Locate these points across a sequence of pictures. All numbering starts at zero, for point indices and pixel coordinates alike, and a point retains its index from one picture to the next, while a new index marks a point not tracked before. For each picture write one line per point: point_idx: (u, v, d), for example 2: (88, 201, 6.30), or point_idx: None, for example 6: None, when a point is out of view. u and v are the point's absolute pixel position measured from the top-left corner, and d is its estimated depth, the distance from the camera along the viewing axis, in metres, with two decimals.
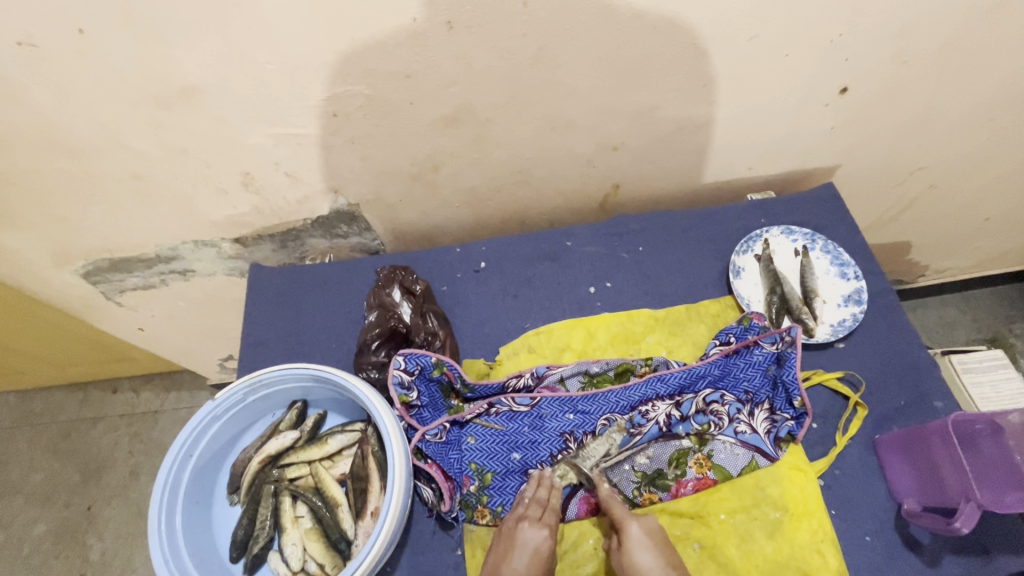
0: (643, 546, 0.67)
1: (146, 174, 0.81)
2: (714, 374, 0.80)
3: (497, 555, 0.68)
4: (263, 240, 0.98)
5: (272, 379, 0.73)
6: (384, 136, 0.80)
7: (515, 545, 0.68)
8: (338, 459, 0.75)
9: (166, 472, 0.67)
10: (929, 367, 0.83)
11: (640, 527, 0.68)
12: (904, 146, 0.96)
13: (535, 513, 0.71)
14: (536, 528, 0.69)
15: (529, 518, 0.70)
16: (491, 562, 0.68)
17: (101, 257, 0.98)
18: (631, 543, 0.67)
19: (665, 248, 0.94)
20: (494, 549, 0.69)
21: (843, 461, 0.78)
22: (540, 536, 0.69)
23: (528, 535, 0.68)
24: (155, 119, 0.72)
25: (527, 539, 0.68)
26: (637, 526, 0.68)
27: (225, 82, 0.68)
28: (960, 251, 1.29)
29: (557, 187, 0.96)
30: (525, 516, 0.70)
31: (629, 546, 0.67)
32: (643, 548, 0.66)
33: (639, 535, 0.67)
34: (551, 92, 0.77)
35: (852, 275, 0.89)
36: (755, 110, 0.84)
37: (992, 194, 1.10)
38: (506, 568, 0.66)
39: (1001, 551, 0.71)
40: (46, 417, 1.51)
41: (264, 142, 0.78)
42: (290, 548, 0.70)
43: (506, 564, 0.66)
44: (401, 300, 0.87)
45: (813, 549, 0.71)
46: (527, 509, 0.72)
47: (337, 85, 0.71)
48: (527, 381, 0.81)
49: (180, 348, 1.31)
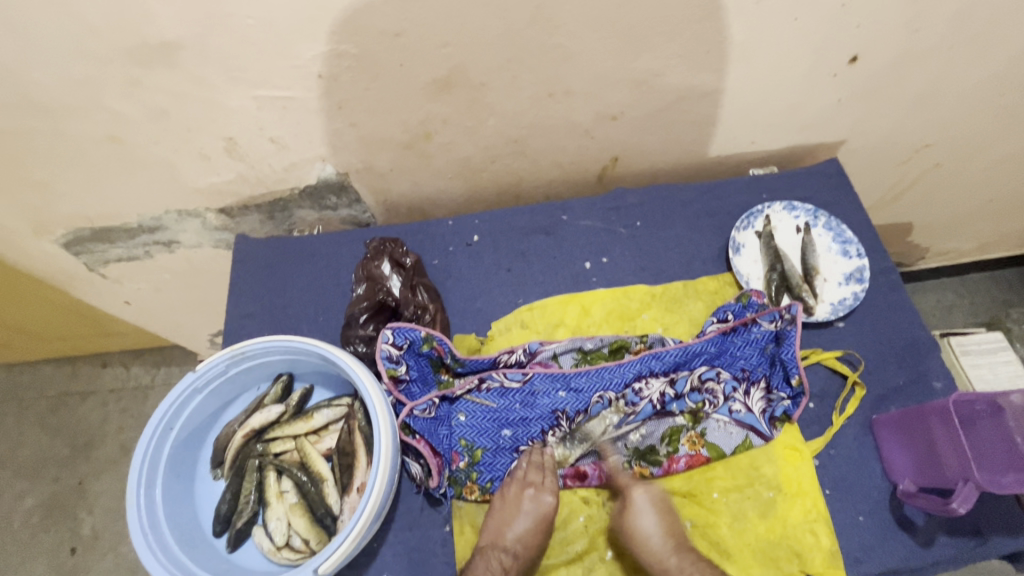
0: (647, 512, 0.70)
1: (125, 138, 0.77)
2: (711, 352, 0.78)
3: (500, 519, 0.71)
4: (249, 210, 0.95)
5: (256, 351, 0.71)
6: (374, 100, 0.76)
7: (519, 513, 0.70)
8: (324, 434, 0.73)
9: (145, 445, 0.65)
10: (928, 346, 0.81)
11: (646, 496, 0.71)
12: (914, 120, 0.93)
13: (537, 480, 0.73)
14: (541, 498, 0.71)
15: (534, 487, 0.72)
16: (493, 527, 0.71)
17: (82, 225, 0.94)
18: (634, 508, 0.70)
19: (664, 224, 0.92)
20: (497, 510, 0.71)
21: (838, 441, 0.77)
22: (544, 503, 0.71)
23: (532, 504, 0.71)
24: (131, 77, 0.69)
25: (531, 507, 0.71)
26: (644, 493, 0.71)
27: (203, 37, 0.65)
28: (963, 233, 1.27)
29: (553, 159, 0.93)
30: (530, 484, 0.72)
31: (634, 512, 0.70)
32: (646, 514, 0.70)
33: (644, 502, 0.71)
34: (549, 56, 0.73)
35: (854, 252, 0.86)
36: (761, 78, 0.81)
37: (1001, 173, 1.07)
38: (510, 534, 0.70)
39: (996, 532, 0.70)
40: (34, 391, 1.49)
41: (247, 104, 0.74)
42: (274, 523, 0.69)
43: (508, 530, 0.70)
44: (391, 274, 0.84)
45: (806, 529, 0.70)
46: (528, 474, 0.73)
47: (322, 43, 0.67)
48: (519, 357, 0.79)
49: (168, 322, 1.29)
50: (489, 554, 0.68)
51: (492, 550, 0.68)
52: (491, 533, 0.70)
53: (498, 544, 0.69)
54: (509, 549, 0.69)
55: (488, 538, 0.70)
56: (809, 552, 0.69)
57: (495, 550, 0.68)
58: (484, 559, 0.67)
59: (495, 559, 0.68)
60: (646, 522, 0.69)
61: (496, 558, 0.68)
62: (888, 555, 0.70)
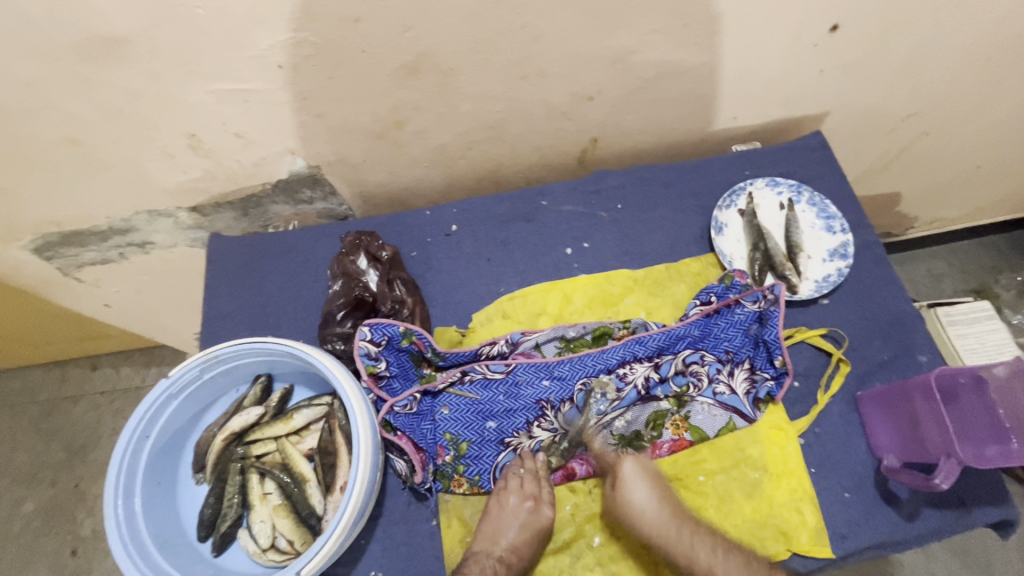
0: (637, 481, 0.70)
1: (82, 138, 0.74)
2: (694, 335, 0.78)
3: (495, 527, 0.70)
4: (221, 207, 0.92)
5: (231, 354, 0.70)
6: (340, 89, 0.74)
7: (515, 524, 0.70)
8: (305, 434, 0.72)
9: (122, 454, 0.64)
10: (913, 320, 0.80)
11: (634, 464, 0.72)
12: (898, 90, 0.91)
13: (534, 491, 0.72)
14: (540, 510, 0.71)
15: (532, 499, 0.71)
16: (488, 533, 0.70)
17: (51, 230, 0.92)
18: (624, 479, 0.70)
19: (645, 206, 0.90)
20: (491, 520, 0.71)
21: (824, 419, 0.76)
22: (542, 516, 0.71)
23: (530, 516, 0.70)
24: (81, 75, 0.65)
25: (529, 519, 0.70)
26: (632, 463, 0.72)
27: (153, 30, 0.61)
28: (951, 201, 1.26)
29: (531, 143, 0.90)
30: (529, 496, 0.71)
31: (624, 484, 0.70)
32: (636, 483, 0.70)
33: (633, 472, 0.71)
34: (517, 36, 0.70)
35: (838, 228, 0.85)
36: (740, 50, 0.78)
37: (986, 140, 1.06)
38: (504, 541, 0.69)
39: (979, 503, 0.70)
40: (24, 396, 1.48)
41: (207, 99, 0.72)
42: (259, 525, 0.68)
43: (503, 538, 0.69)
44: (368, 268, 0.83)
45: (792, 508, 0.70)
46: (525, 486, 0.72)
47: (280, 32, 0.64)
48: (502, 348, 0.79)
49: (152, 323, 1.27)
50: (482, 561, 0.67)
51: (486, 557, 0.68)
52: (485, 540, 0.70)
53: (492, 551, 0.69)
54: (504, 558, 0.68)
55: (481, 544, 0.69)
56: (795, 531, 0.69)
57: (489, 557, 0.68)
58: (476, 565, 0.67)
59: (489, 565, 0.67)
60: (637, 490, 0.70)
61: (489, 565, 0.67)
62: (873, 530, 0.70)
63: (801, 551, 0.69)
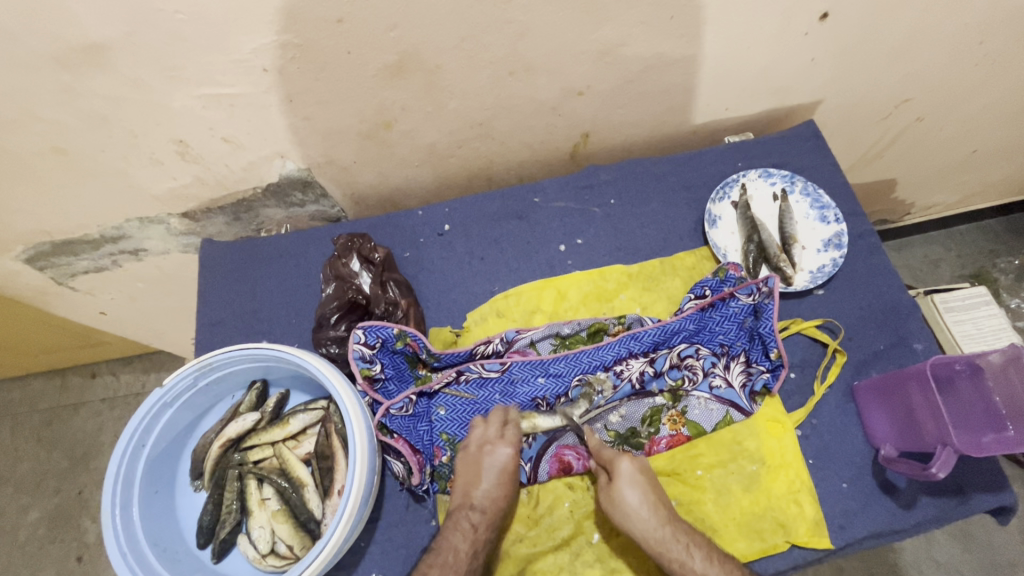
0: (630, 481, 0.67)
1: (68, 147, 0.74)
2: (689, 330, 0.78)
3: (466, 481, 0.70)
4: (212, 212, 0.92)
5: (224, 361, 0.69)
6: (326, 91, 0.73)
7: (481, 471, 0.70)
8: (302, 439, 0.72)
9: (117, 465, 0.64)
10: (909, 308, 0.80)
11: (632, 464, 0.68)
12: (889, 76, 0.90)
13: (495, 435, 0.72)
14: (498, 452, 0.70)
15: (491, 442, 0.71)
16: (460, 488, 0.70)
17: (42, 240, 0.91)
18: (621, 477, 0.67)
19: (638, 200, 0.90)
20: (459, 475, 0.70)
21: (820, 410, 0.76)
22: (501, 458, 0.70)
23: (491, 460, 0.70)
24: (64, 84, 0.65)
25: (491, 462, 0.70)
26: (629, 464, 0.68)
27: (134, 37, 0.61)
28: (946, 186, 1.25)
29: (522, 140, 0.90)
30: (489, 440, 0.72)
31: (619, 482, 0.67)
32: (629, 486, 0.67)
33: (629, 471, 0.68)
34: (503, 32, 0.70)
35: (832, 217, 0.84)
36: (728, 40, 0.78)
37: (979, 124, 1.05)
38: (477, 492, 0.69)
39: (977, 490, 0.70)
40: (25, 406, 1.48)
41: (193, 104, 0.71)
42: (258, 531, 0.68)
43: (474, 489, 0.69)
44: (361, 270, 0.83)
45: (791, 500, 0.70)
46: (488, 431, 0.72)
47: (263, 34, 0.64)
48: (496, 348, 0.79)
49: (149, 330, 1.27)
50: (458, 514, 0.67)
51: (460, 511, 0.68)
52: (458, 495, 0.69)
53: (465, 504, 0.68)
54: (477, 506, 0.68)
55: (457, 501, 0.69)
56: (794, 522, 0.69)
57: (463, 509, 0.68)
58: (454, 520, 0.67)
59: (464, 518, 0.67)
60: (631, 494, 0.66)
61: (464, 517, 0.67)
62: (872, 520, 0.70)
63: (800, 542, 0.69)
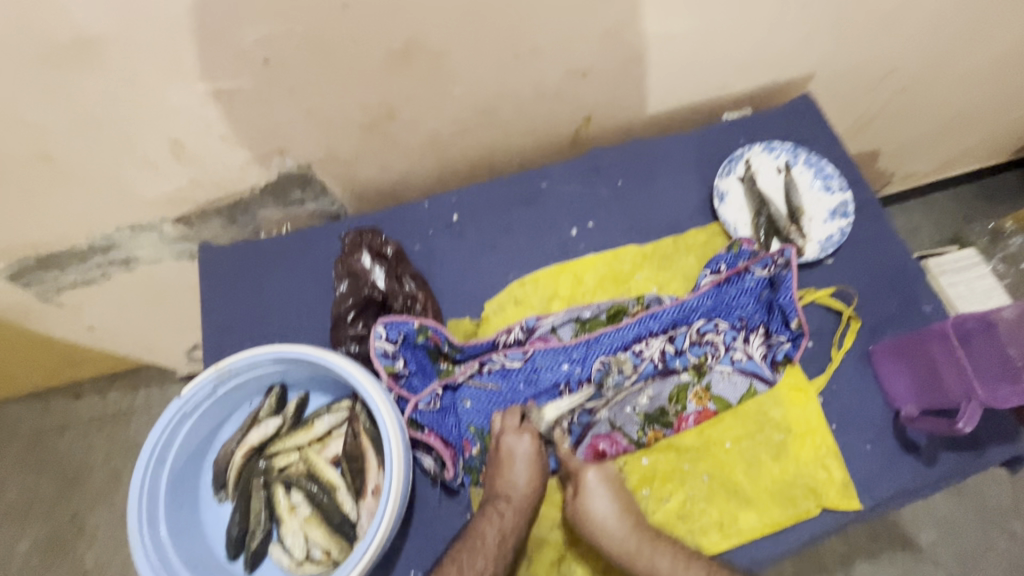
0: (599, 493, 0.68)
1: (57, 152, 0.70)
2: (707, 306, 0.78)
3: (493, 469, 0.70)
4: (208, 216, 0.88)
5: (244, 367, 0.67)
6: (328, 82, 0.71)
7: (506, 461, 0.70)
8: (329, 440, 0.71)
9: (141, 480, 0.61)
10: (915, 272, 0.82)
11: (596, 475, 0.69)
12: (882, 46, 0.92)
13: (512, 425, 0.72)
14: (519, 441, 0.71)
15: (510, 431, 0.72)
16: (489, 480, 0.70)
17: (26, 255, 0.86)
18: (587, 491, 0.68)
19: (645, 180, 0.90)
20: (488, 467, 0.71)
21: (839, 376, 0.78)
22: (524, 445, 0.71)
23: (513, 449, 0.70)
24: (53, 84, 0.61)
25: (515, 451, 0.70)
26: (594, 474, 0.69)
27: (129, 30, 0.57)
28: (928, 154, 1.29)
29: (525, 125, 0.89)
30: (507, 430, 0.72)
31: (585, 496, 0.68)
32: (598, 497, 0.68)
33: (596, 483, 0.69)
34: (510, 13, 0.68)
35: (837, 187, 0.86)
36: (731, 14, 0.78)
37: (963, 90, 1.08)
38: (500, 481, 0.69)
39: (992, 442, 0.73)
40: (7, 431, 1.41)
41: (190, 101, 0.68)
42: (291, 538, 0.67)
43: (500, 477, 0.69)
44: (373, 266, 0.81)
45: (819, 465, 0.72)
46: (505, 422, 0.73)
47: (265, 24, 0.61)
48: (518, 335, 0.78)
49: (139, 343, 1.22)
50: (487, 505, 0.67)
51: (488, 503, 0.67)
52: (488, 486, 0.69)
53: (492, 493, 0.68)
54: (503, 494, 0.68)
55: (487, 493, 0.69)
56: (823, 487, 0.71)
57: (491, 501, 0.67)
58: (483, 511, 0.67)
59: (491, 508, 0.67)
60: (597, 503, 0.67)
61: (492, 506, 0.67)
62: (895, 480, 0.72)
63: (830, 506, 0.70)
